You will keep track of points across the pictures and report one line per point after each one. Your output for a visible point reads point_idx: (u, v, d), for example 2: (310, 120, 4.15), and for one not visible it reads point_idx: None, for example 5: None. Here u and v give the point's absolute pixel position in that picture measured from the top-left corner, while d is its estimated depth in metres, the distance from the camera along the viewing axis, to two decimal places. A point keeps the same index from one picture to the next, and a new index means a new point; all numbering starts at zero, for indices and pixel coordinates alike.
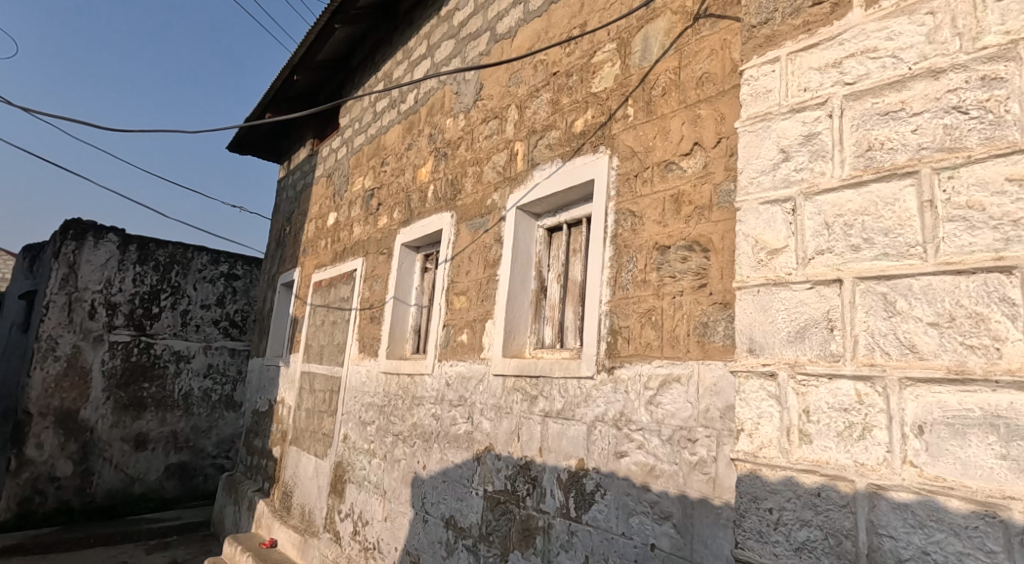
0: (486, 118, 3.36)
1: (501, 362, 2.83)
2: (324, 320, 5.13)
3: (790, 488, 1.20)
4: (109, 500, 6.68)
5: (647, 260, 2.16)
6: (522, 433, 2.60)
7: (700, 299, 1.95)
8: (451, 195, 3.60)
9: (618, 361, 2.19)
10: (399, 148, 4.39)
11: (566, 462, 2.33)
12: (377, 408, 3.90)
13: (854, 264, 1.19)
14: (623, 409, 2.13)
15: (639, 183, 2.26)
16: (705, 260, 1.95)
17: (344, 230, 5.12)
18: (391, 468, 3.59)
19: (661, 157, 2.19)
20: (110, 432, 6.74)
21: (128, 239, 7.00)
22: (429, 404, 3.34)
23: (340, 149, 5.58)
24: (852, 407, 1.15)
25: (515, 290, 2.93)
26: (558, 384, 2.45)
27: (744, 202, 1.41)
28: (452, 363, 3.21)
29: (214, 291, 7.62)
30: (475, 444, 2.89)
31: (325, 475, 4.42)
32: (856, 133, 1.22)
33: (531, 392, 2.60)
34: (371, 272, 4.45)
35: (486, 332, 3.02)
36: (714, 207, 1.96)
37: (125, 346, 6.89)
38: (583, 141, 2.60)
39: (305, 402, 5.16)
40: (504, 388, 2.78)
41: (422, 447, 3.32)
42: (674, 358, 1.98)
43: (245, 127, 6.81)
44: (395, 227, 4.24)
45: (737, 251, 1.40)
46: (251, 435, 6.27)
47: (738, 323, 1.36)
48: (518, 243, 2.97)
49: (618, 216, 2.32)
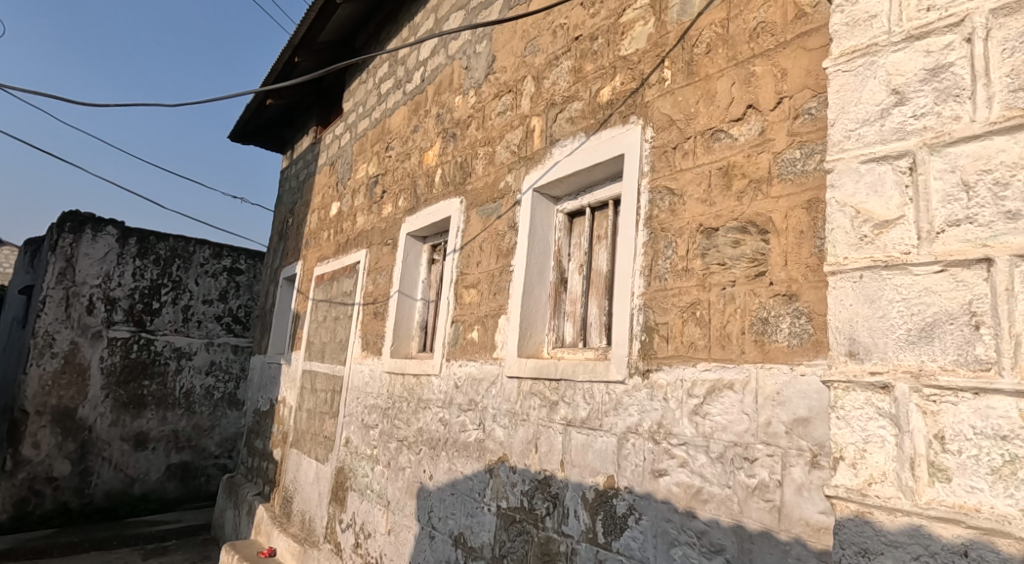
0: (499, 93, 3.06)
1: (517, 363, 2.52)
2: (326, 316, 4.86)
3: (919, 541, 0.95)
4: (109, 501, 6.46)
5: (690, 245, 1.84)
6: (541, 443, 2.30)
7: (757, 289, 1.63)
8: (460, 179, 3.29)
9: (654, 363, 1.88)
10: (405, 131, 4.09)
11: (593, 479, 2.03)
12: (380, 411, 3.62)
13: (1011, 238, 0.92)
14: (662, 419, 1.82)
15: (678, 156, 1.95)
16: (763, 244, 1.64)
17: (347, 220, 4.84)
18: (395, 477, 3.30)
19: (705, 124, 1.88)
20: (109, 431, 6.50)
21: (128, 231, 6.76)
22: (436, 408, 3.04)
23: (344, 136, 5.29)
24: (1014, 436, 0.88)
25: (532, 283, 2.63)
26: (582, 389, 2.14)
27: (838, 161, 1.15)
28: (462, 363, 2.91)
29: (217, 286, 7.36)
30: (487, 454, 2.59)
31: (326, 480, 4.14)
32: (1011, 60, 0.95)
33: (550, 397, 2.30)
34: (375, 264, 4.16)
35: (499, 329, 2.71)
36: (774, 180, 1.64)
37: (124, 343, 6.64)
38: (610, 112, 2.28)
39: (306, 402, 4.88)
40: (520, 391, 2.48)
41: (429, 455, 3.03)
42: (725, 360, 1.67)
43: (246, 115, 6.54)
44: (400, 215, 3.94)
45: (830, 226, 1.14)
46: (253, 435, 6.02)
47: (834, 319, 1.10)
48: (535, 230, 2.66)
49: (654, 195, 2.01)
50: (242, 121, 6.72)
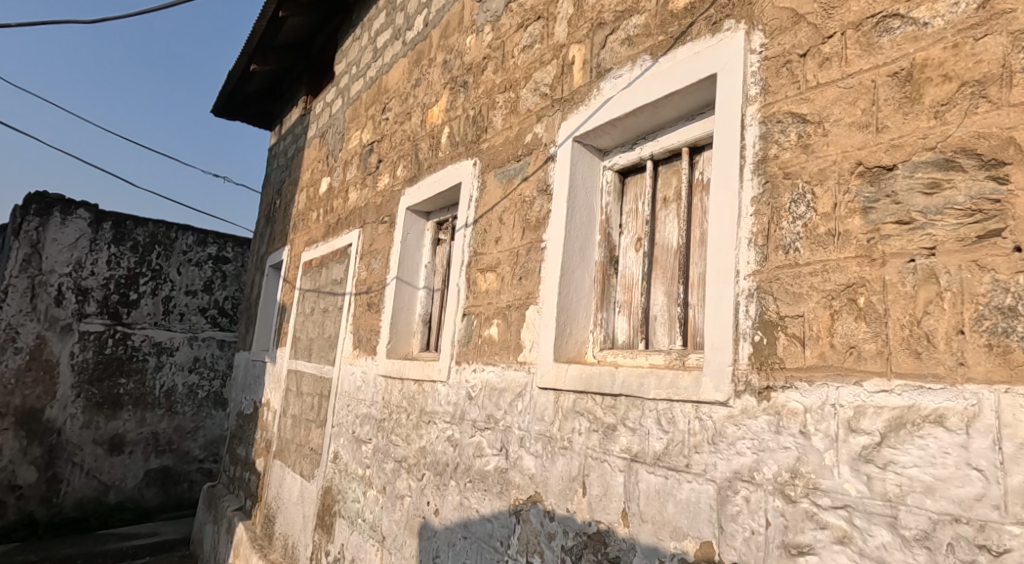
0: (524, 22, 2.40)
1: (554, 370, 1.87)
2: (313, 308, 4.22)
3: None
4: (80, 511, 5.81)
5: (841, 196, 1.20)
6: (591, 483, 1.67)
7: (988, 261, 0.99)
8: (473, 136, 2.64)
9: (780, 378, 1.25)
10: (404, 87, 3.44)
11: (677, 545, 1.40)
12: (373, 423, 2.98)
13: None
14: (798, 463, 1.18)
15: (814, 64, 1.30)
16: (995, 187, 1.00)
17: (338, 198, 4.18)
18: (392, 507, 2.67)
19: (865, 10, 1.23)
20: (81, 435, 5.84)
21: (103, 215, 6.10)
22: (442, 424, 2.41)
23: (335, 102, 4.64)
24: None
25: (573, 264, 1.98)
26: (655, 410, 1.52)
27: None
28: (476, 368, 2.27)
29: (200, 275, 6.69)
30: (512, 491, 1.97)
31: (311, 502, 3.52)
32: None
33: (603, 419, 1.67)
34: (369, 247, 3.52)
35: (527, 324, 2.07)
36: (1016, 77, 0.99)
37: (98, 337, 5.98)
38: (691, 19, 1.63)
39: (291, 407, 4.25)
40: (557, 409, 1.85)
41: (433, 483, 2.39)
42: (925, 379, 1.03)
43: (229, 85, 5.89)
44: (398, 187, 3.30)
45: None
46: (236, 441, 5.40)
47: None
48: (576, 194, 2.01)
49: (772, 127, 1.36)
50: (225, 94, 6.08)
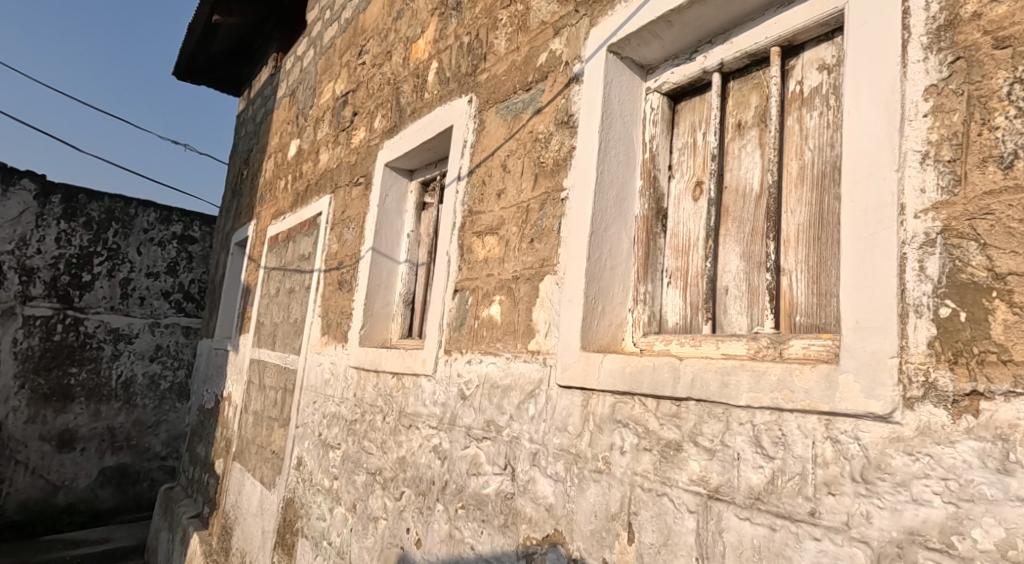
0: None
1: (583, 361, 1.35)
2: (279, 289, 3.66)
3: None
4: (24, 514, 5.18)
5: None
6: (642, 527, 1.15)
7: None
8: (469, 67, 2.09)
9: (1004, 379, 0.74)
10: (384, 23, 2.88)
11: None
12: (343, 424, 2.45)
13: None
14: None
15: None
16: None
17: (308, 161, 3.61)
18: (363, 531, 2.14)
19: None
20: (25, 430, 5.20)
21: (51, 187, 5.44)
22: (427, 429, 1.88)
23: (306, 55, 4.05)
24: None
25: (607, 214, 1.45)
26: (752, 426, 1.00)
27: None
28: (472, 359, 1.74)
29: (164, 256, 6.02)
30: (521, 525, 1.45)
31: (271, 515, 2.98)
32: None
33: (660, 433, 1.15)
34: (342, 215, 2.96)
35: (541, 302, 1.54)
36: None
37: (45, 322, 5.33)
38: None
39: (253, 403, 3.69)
40: (587, 416, 1.32)
41: (415, 505, 1.87)
42: None
43: (190, 43, 5.27)
44: (376, 141, 2.74)
45: None
46: (196, 439, 4.83)
47: None
48: (610, 121, 1.48)
49: None
50: (187, 53, 5.46)
